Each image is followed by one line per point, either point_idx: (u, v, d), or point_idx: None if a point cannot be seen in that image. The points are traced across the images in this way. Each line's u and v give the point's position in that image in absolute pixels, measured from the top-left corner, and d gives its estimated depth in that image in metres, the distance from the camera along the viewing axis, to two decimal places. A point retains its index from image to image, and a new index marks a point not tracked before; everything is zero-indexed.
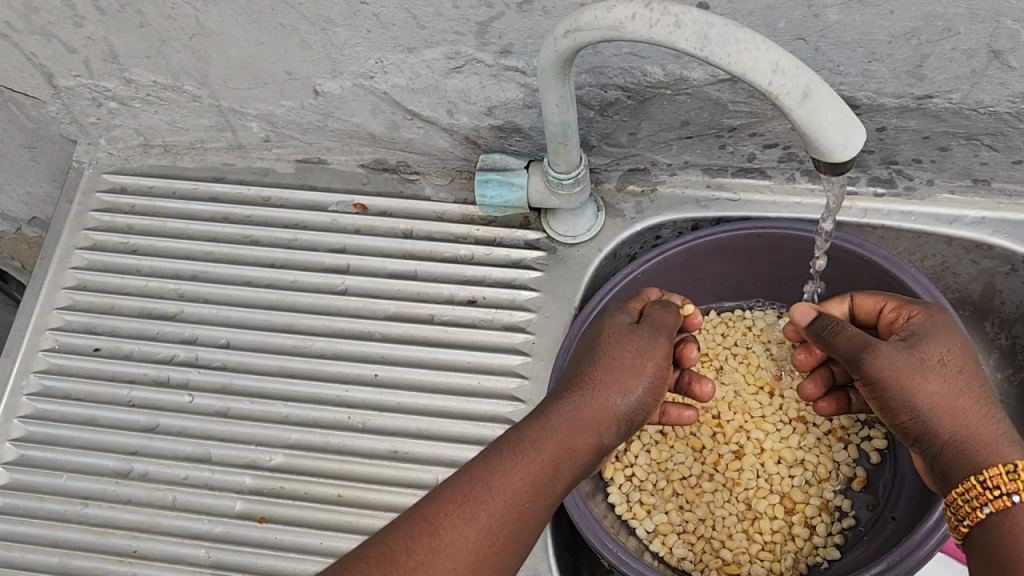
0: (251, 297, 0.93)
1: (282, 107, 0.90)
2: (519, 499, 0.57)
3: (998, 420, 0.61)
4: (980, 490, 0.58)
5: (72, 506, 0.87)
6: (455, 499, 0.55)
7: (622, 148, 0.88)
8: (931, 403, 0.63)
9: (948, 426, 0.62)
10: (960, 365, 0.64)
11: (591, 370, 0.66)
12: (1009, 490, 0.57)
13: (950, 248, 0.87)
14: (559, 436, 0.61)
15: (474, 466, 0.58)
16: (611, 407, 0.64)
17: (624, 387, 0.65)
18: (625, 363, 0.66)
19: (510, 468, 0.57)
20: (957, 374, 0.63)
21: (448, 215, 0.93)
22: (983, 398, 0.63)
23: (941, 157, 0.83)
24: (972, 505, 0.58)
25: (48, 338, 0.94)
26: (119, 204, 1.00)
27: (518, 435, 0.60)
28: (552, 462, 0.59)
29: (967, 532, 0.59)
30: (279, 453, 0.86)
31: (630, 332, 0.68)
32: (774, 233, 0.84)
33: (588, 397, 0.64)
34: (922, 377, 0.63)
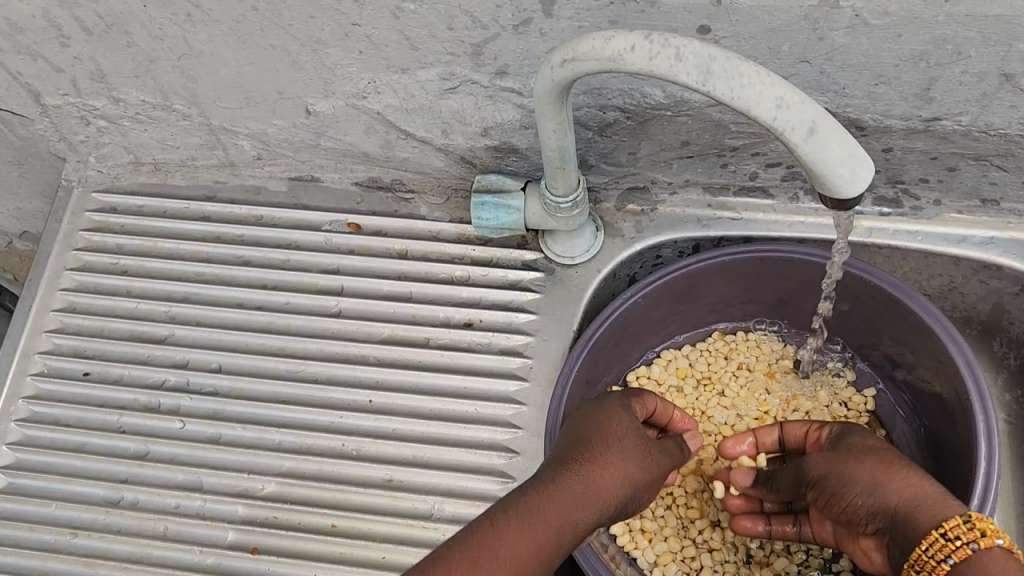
0: (243, 320, 0.91)
1: (274, 126, 0.88)
2: (519, 570, 0.55)
3: (893, 498, 0.62)
4: (941, 542, 0.56)
5: (61, 536, 0.85)
6: (458, 563, 0.53)
7: (621, 167, 0.86)
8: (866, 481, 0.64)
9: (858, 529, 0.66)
10: (836, 465, 0.68)
11: (597, 444, 0.64)
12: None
13: (958, 268, 0.85)
14: (564, 511, 0.59)
15: (478, 528, 0.56)
16: (615, 490, 0.63)
17: (625, 472, 0.64)
18: (630, 450, 0.65)
19: (516, 537, 0.56)
20: (840, 470, 0.67)
21: (444, 235, 0.92)
22: (874, 477, 0.64)
23: (949, 177, 0.81)
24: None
25: (36, 363, 0.92)
26: (109, 223, 0.98)
27: (522, 502, 0.58)
28: (555, 536, 0.58)
29: None
30: (272, 482, 0.84)
31: (628, 420, 0.67)
32: (780, 257, 0.82)
33: (594, 475, 0.62)
34: (858, 464, 0.66)
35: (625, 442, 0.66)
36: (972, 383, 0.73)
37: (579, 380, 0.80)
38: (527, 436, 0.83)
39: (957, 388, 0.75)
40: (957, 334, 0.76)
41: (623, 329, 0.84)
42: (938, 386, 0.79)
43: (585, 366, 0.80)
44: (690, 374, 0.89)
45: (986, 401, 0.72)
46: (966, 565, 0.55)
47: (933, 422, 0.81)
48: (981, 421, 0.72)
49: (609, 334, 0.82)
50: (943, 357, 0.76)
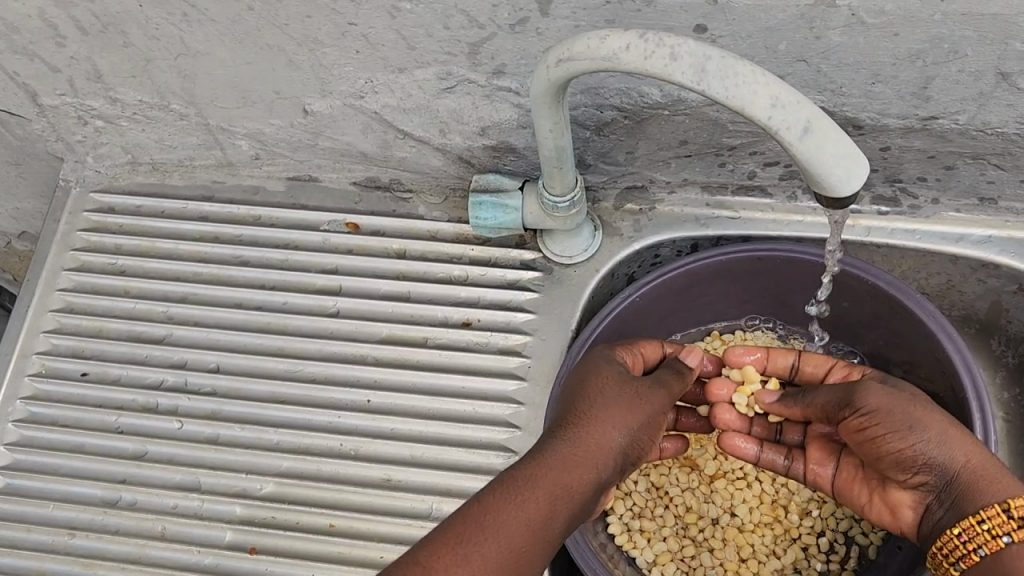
0: (241, 320, 0.91)
1: (271, 126, 0.88)
2: (513, 539, 0.55)
3: (960, 460, 0.62)
4: (1002, 518, 0.57)
5: (60, 537, 0.85)
6: (448, 541, 0.54)
7: (618, 166, 0.86)
8: (932, 434, 0.63)
9: (896, 471, 0.66)
10: (900, 405, 0.65)
11: (580, 403, 0.65)
12: (976, 545, 0.58)
13: (955, 267, 0.85)
14: (556, 475, 0.59)
15: (465, 508, 0.57)
16: (610, 441, 0.63)
17: (617, 420, 0.64)
18: (616, 398, 0.65)
19: (505, 508, 0.56)
20: (905, 412, 0.64)
21: (442, 235, 0.92)
22: (940, 432, 0.63)
23: (947, 176, 0.81)
24: (948, 561, 0.60)
25: (34, 363, 0.92)
26: (107, 223, 0.98)
27: (510, 474, 0.59)
28: (548, 500, 0.58)
29: (978, 561, 0.58)
30: (270, 481, 0.84)
31: (611, 370, 0.68)
32: (777, 256, 0.82)
33: (583, 433, 0.63)
34: (918, 411, 0.64)
35: (617, 390, 0.66)
36: (969, 382, 0.73)
37: None
38: (525, 436, 0.83)
39: (955, 386, 0.75)
40: (953, 330, 0.76)
41: (621, 329, 0.84)
42: (935, 385, 0.79)
43: None
44: None
45: (983, 400, 0.73)
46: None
47: None
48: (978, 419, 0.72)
49: (607, 334, 0.82)
50: (941, 355, 0.76)
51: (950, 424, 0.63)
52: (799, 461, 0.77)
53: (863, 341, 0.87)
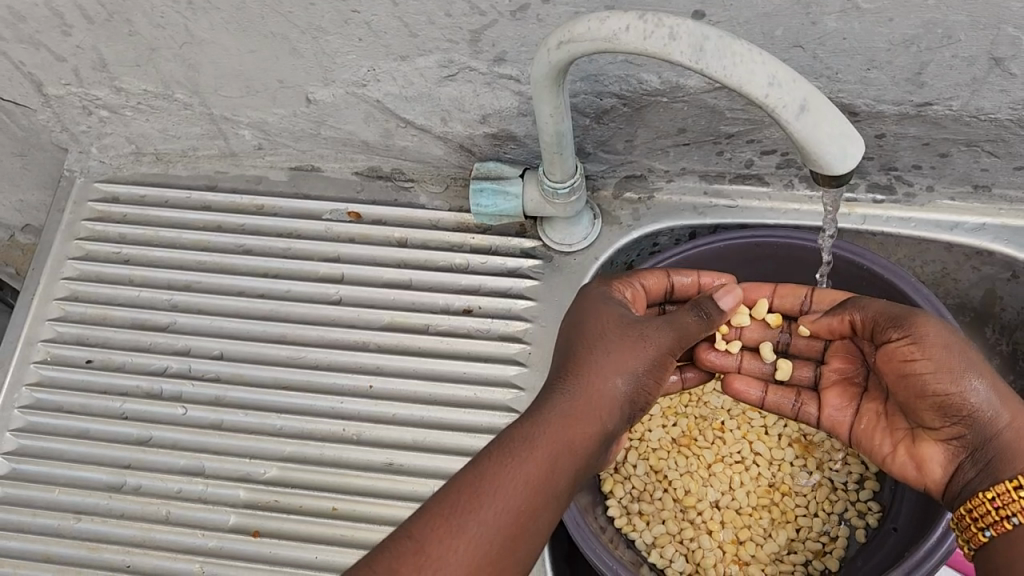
0: (244, 308, 0.92)
1: (274, 115, 0.89)
2: (513, 501, 0.56)
3: (1005, 418, 0.62)
4: None
5: (66, 521, 0.86)
6: (442, 512, 0.56)
7: (618, 155, 0.87)
8: (982, 384, 0.63)
9: (934, 414, 0.65)
10: (956, 347, 0.64)
11: (582, 351, 0.65)
12: (1009, 513, 0.59)
13: (950, 254, 0.86)
14: (552, 432, 0.60)
15: (463, 474, 0.58)
16: (610, 392, 0.63)
17: (620, 365, 0.64)
18: (616, 341, 0.65)
19: (503, 473, 0.57)
20: (960, 354, 0.64)
21: (443, 224, 0.93)
22: (990, 384, 0.63)
23: (941, 164, 0.82)
24: (976, 527, 0.61)
25: (39, 350, 0.93)
26: (111, 213, 0.99)
27: (509, 435, 0.60)
28: (549, 459, 0.59)
29: (1012, 529, 0.59)
30: (274, 466, 0.85)
31: (611, 313, 0.67)
32: (774, 242, 0.83)
33: (581, 386, 0.63)
34: (969, 358, 0.64)
35: (619, 335, 0.65)
36: None
37: None
38: None
39: None
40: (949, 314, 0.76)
41: None
42: None
43: None
44: None
45: None
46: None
47: None
48: None
49: None
50: None
51: (995, 378, 0.64)
52: (810, 404, 0.77)
53: None
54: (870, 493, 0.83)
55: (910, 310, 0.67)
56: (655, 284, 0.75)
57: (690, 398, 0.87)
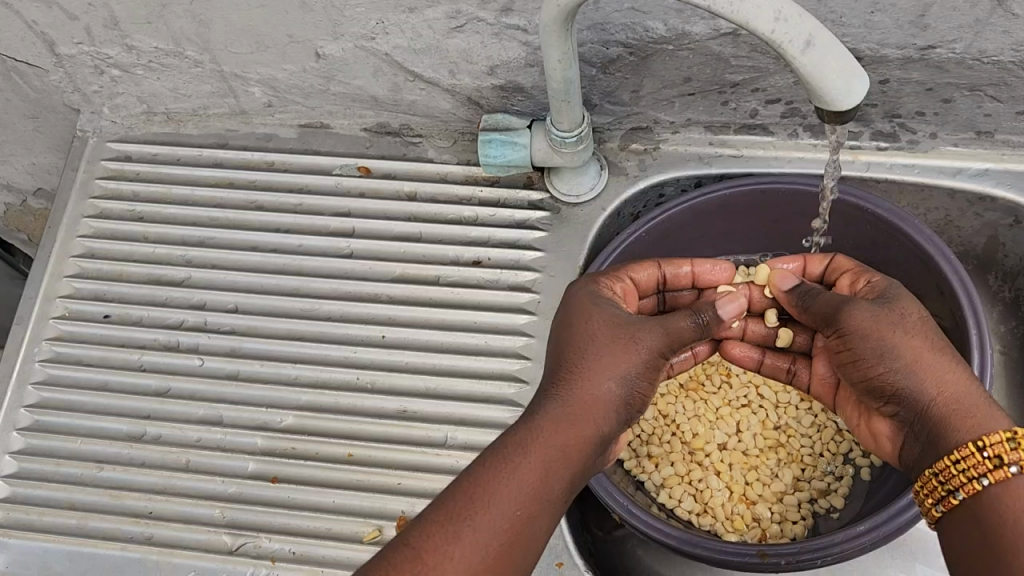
0: (258, 262, 0.93)
1: (284, 71, 0.90)
2: (508, 508, 0.57)
3: (929, 394, 0.60)
4: (977, 459, 0.55)
5: (88, 470, 0.87)
6: (440, 518, 0.56)
7: (623, 107, 0.88)
8: (911, 363, 0.62)
9: (876, 397, 0.65)
10: (878, 332, 0.63)
11: (573, 354, 0.66)
12: (953, 489, 0.57)
13: (954, 201, 0.87)
14: (546, 437, 0.61)
15: (461, 480, 0.59)
16: (602, 394, 0.64)
17: (609, 369, 0.65)
18: (608, 345, 0.66)
19: (498, 480, 0.58)
20: (878, 340, 0.63)
21: (451, 177, 0.94)
22: (914, 364, 0.62)
23: (945, 110, 0.83)
24: (931, 502, 0.59)
25: (57, 306, 0.94)
26: (124, 172, 1.00)
27: (505, 441, 0.61)
28: (543, 464, 0.60)
29: (960, 504, 0.57)
30: (290, 414, 0.86)
31: (599, 317, 0.67)
32: (779, 189, 0.84)
33: (573, 390, 0.64)
34: (899, 340, 0.63)
35: (608, 336, 0.66)
36: (966, 304, 0.75)
37: None
38: (535, 366, 0.85)
39: (952, 308, 0.77)
40: (954, 258, 0.78)
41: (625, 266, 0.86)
42: (935, 311, 0.81)
43: None
44: None
45: (979, 315, 0.75)
46: (999, 489, 0.54)
47: None
48: (974, 332, 0.74)
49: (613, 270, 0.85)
50: (939, 279, 0.78)
51: (931, 355, 0.62)
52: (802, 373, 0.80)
53: None
54: None
55: (841, 304, 0.67)
56: (647, 277, 0.77)
57: None
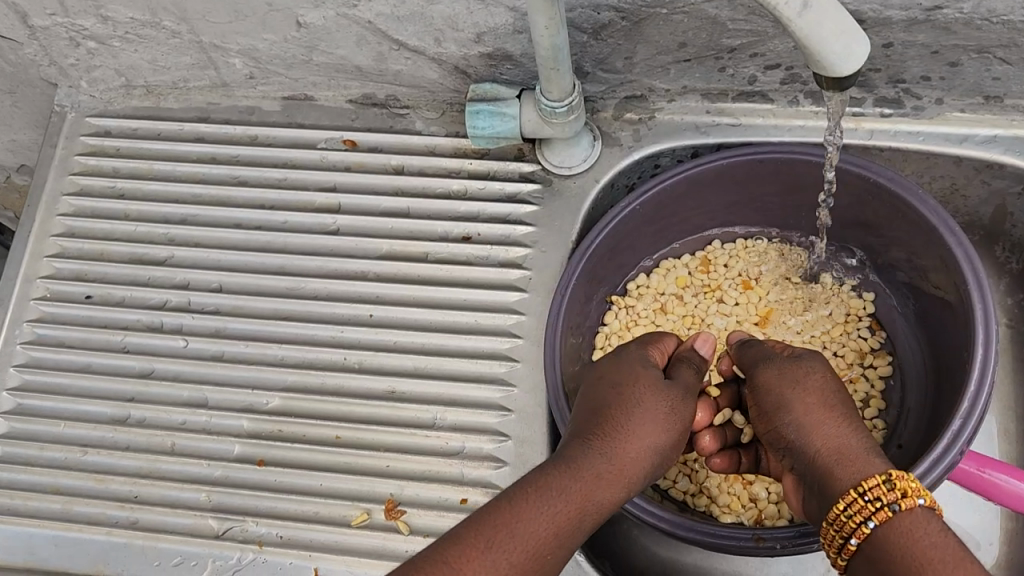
0: (242, 240, 0.91)
1: (265, 41, 0.87)
2: (535, 552, 0.55)
3: (815, 444, 0.63)
4: (861, 503, 0.57)
5: (71, 454, 0.85)
6: (476, 544, 0.54)
7: (616, 74, 0.85)
8: (808, 419, 0.64)
9: (776, 451, 0.67)
10: (780, 387, 0.67)
11: (620, 411, 0.64)
12: (847, 536, 0.57)
13: (959, 169, 0.84)
14: (585, 487, 0.59)
15: (497, 507, 0.57)
16: (642, 459, 0.63)
17: (652, 435, 0.64)
18: (656, 411, 0.65)
19: (535, 521, 0.56)
20: (778, 393, 0.67)
21: (440, 150, 0.91)
22: (806, 417, 0.64)
23: (951, 74, 0.79)
24: (834, 553, 0.59)
25: (38, 287, 0.92)
26: (104, 148, 0.97)
27: (546, 479, 0.59)
28: (575, 516, 0.58)
29: (856, 550, 0.57)
30: (277, 396, 0.84)
31: (648, 379, 0.67)
32: (778, 158, 0.81)
33: (617, 445, 0.62)
34: (801, 398, 0.66)
35: (655, 401, 0.65)
36: (970, 276, 0.72)
37: (577, 287, 0.81)
38: (527, 345, 0.83)
39: (957, 281, 0.74)
40: (960, 230, 0.74)
41: (619, 239, 0.84)
42: (941, 285, 0.78)
43: (584, 274, 0.81)
44: (689, 284, 0.90)
45: (984, 287, 0.71)
46: (886, 528, 0.55)
47: (936, 319, 0.80)
48: (979, 305, 0.71)
49: (607, 243, 0.82)
50: (943, 251, 0.75)
51: (828, 412, 0.64)
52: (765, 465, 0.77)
53: (871, 245, 0.85)
54: (876, 411, 0.83)
55: (758, 361, 0.71)
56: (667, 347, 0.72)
57: (693, 321, 0.88)
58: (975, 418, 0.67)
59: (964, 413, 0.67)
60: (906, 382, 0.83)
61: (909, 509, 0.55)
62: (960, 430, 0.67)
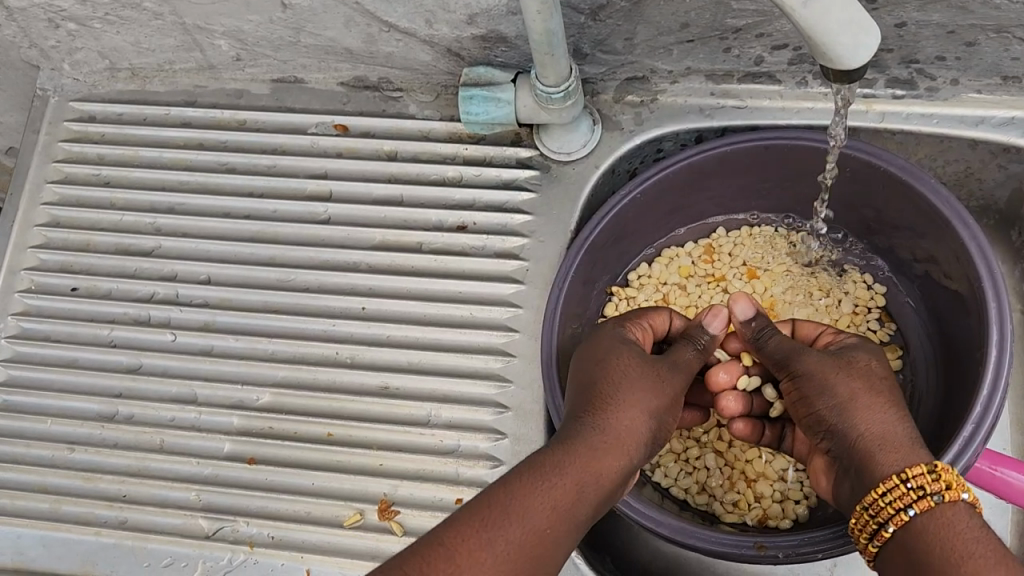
0: (230, 229, 0.88)
1: (249, 22, 0.83)
2: (536, 532, 0.53)
3: (858, 429, 0.60)
4: (902, 491, 0.54)
5: (59, 451, 0.84)
6: (470, 524, 0.52)
7: (617, 55, 0.81)
8: (853, 403, 0.61)
9: (813, 433, 0.64)
10: (824, 372, 0.63)
11: (609, 384, 0.62)
12: (883, 522, 0.55)
13: (975, 153, 0.81)
14: (581, 461, 0.57)
15: (490, 492, 0.54)
16: (638, 426, 0.60)
17: (646, 408, 0.61)
18: (646, 381, 0.63)
19: (531, 498, 0.54)
20: (820, 376, 0.63)
21: (434, 134, 0.88)
22: (851, 401, 0.61)
23: (968, 54, 0.75)
24: (866, 538, 0.58)
25: (23, 279, 0.90)
26: (89, 134, 0.94)
27: (539, 459, 0.56)
28: (574, 491, 0.55)
29: (890, 537, 0.55)
30: (267, 392, 0.82)
31: (635, 353, 0.65)
32: (785, 144, 0.77)
33: (612, 419, 0.60)
34: (846, 381, 0.62)
35: (644, 373, 0.63)
36: (983, 269, 0.69)
37: (574, 281, 0.77)
38: (524, 339, 0.80)
39: (970, 274, 0.71)
40: (973, 221, 0.71)
41: (619, 228, 0.81)
42: (953, 277, 0.74)
43: (583, 265, 0.78)
44: (692, 273, 0.87)
45: (999, 283, 0.68)
46: (926, 518, 0.53)
47: (947, 313, 0.77)
48: (993, 304, 0.68)
49: (606, 234, 0.79)
50: (956, 243, 0.72)
51: (874, 397, 0.61)
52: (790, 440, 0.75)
53: (881, 233, 0.82)
54: None
55: (794, 348, 0.67)
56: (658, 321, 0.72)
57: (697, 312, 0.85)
58: (987, 424, 0.64)
59: (976, 418, 0.64)
60: (914, 378, 0.80)
61: (952, 501, 0.53)
62: (972, 436, 0.64)
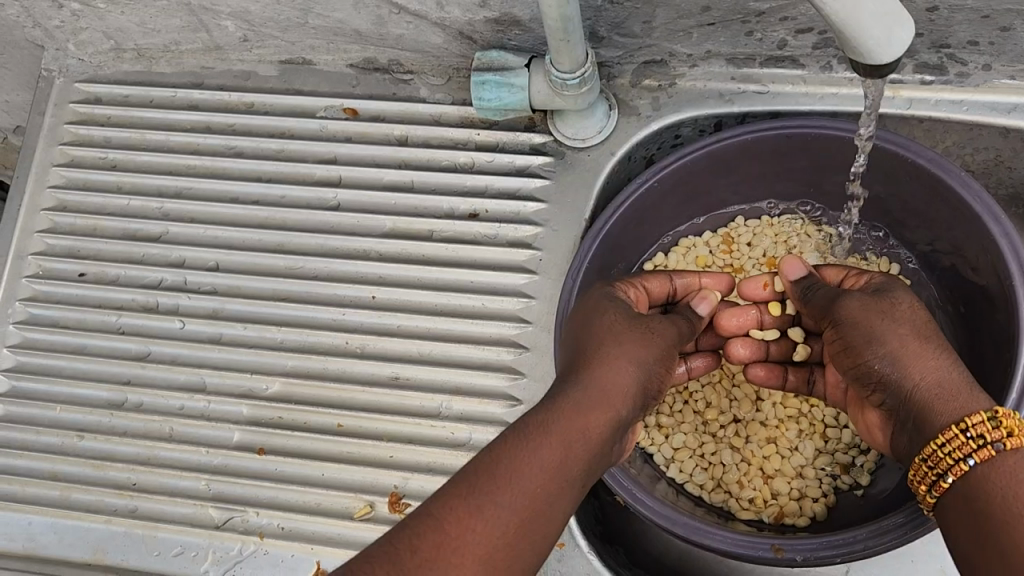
0: (239, 215, 0.87)
1: (256, 3, 0.80)
2: (530, 489, 0.51)
3: (912, 380, 0.57)
4: (961, 440, 0.52)
5: (69, 438, 0.83)
6: (459, 492, 0.50)
7: (634, 38, 0.78)
8: (903, 352, 0.58)
9: (863, 385, 0.62)
10: (867, 318, 0.61)
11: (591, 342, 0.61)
12: (942, 471, 0.53)
13: (1006, 141, 0.78)
14: (570, 418, 0.55)
15: (480, 458, 0.53)
16: (623, 377, 0.59)
17: (632, 360, 0.60)
18: (627, 334, 0.62)
19: (521, 455, 0.52)
20: (864, 325, 0.61)
21: (446, 118, 0.86)
22: (900, 350, 0.59)
23: (1002, 38, 0.72)
24: (924, 489, 0.56)
25: (31, 264, 0.89)
26: (95, 116, 0.93)
27: (527, 420, 0.55)
28: (566, 445, 0.54)
29: (949, 487, 0.53)
30: (276, 381, 0.81)
31: (615, 312, 0.64)
32: (807, 133, 0.74)
33: (597, 373, 0.59)
34: (891, 330, 0.60)
35: (626, 328, 0.62)
36: (1014, 266, 0.66)
37: (589, 273, 0.75)
38: (537, 331, 0.79)
39: (999, 270, 0.68)
40: (1004, 216, 0.68)
41: (635, 217, 0.78)
42: (980, 272, 0.72)
43: (598, 256, 0.76)
44: (710, 264, 0.85)
45: None
46: (986, 467, 0.51)
47: (973, 309, 0.75)
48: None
49: (622, 225, 0.77)
50: (985, 239, 0.69)
51: (922, 345, 0.58)
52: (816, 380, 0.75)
53: (905, 224, 0.80)
54: None
55: (834, 296, 0.65)
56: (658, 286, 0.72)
57: None
58: None
59: None
60: None
61: (1014, 449, 0.51)
62: None
